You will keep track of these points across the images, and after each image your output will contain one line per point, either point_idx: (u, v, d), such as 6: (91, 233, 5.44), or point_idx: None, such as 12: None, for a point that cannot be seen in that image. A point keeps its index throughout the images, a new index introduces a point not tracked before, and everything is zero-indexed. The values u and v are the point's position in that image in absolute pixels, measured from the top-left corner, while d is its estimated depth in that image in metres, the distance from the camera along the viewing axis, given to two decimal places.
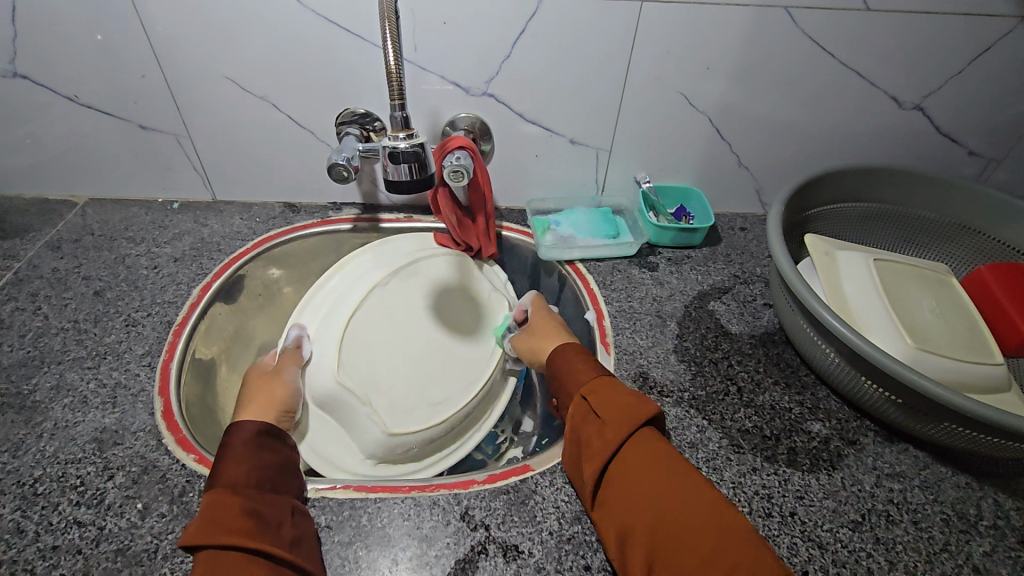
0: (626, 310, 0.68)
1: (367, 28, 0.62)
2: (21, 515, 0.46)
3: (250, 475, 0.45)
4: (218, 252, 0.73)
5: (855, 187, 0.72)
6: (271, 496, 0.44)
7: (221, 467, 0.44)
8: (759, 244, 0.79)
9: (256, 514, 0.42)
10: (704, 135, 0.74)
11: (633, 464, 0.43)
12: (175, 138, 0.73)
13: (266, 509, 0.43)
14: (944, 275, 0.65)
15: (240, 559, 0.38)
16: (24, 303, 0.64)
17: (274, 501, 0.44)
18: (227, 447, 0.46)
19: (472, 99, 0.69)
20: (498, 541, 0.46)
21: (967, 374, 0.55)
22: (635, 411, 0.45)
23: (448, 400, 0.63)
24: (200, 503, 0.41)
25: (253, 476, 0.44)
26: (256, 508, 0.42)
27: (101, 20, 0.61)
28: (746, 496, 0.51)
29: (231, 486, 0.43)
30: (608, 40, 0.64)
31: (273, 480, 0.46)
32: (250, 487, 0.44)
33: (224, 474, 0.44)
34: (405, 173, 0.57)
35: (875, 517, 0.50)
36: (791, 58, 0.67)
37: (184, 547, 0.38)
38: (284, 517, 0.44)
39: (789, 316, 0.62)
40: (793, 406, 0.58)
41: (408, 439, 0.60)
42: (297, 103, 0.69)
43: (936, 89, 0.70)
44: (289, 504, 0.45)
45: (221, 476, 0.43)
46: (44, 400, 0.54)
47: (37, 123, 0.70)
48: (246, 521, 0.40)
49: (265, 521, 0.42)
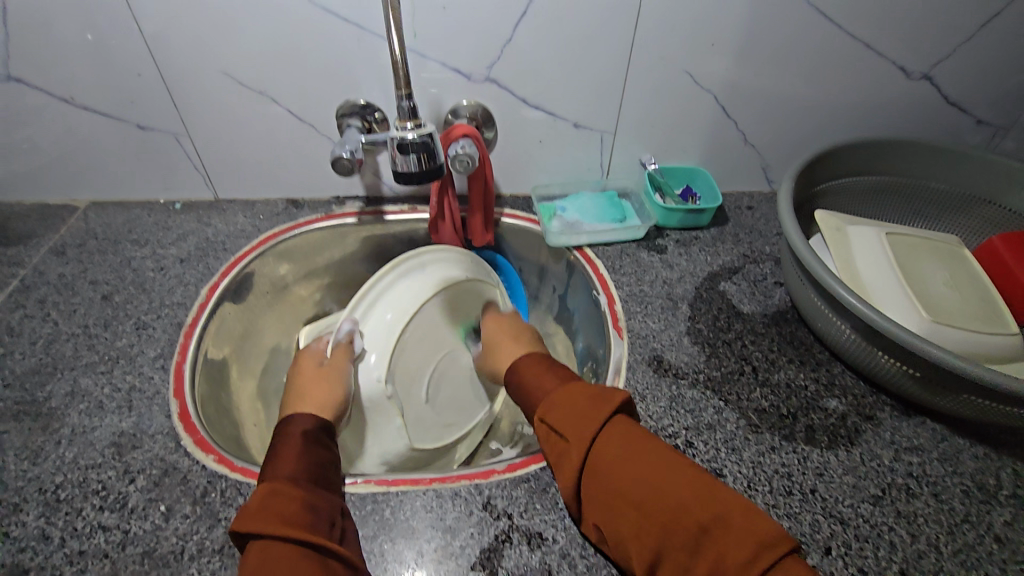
0: (636, 294, 0.68)
1: (366, 16, 0.61)
2: (46, 522, 0.46)
3: (300, 469, 0.45)
4: (223, 251, 0.72)
5: (865, 160, 0.71)
6: (322, 491, 0.44)
7: (272, 461, 0.45)
8: (768, 222, 0.79)
9: (311, 509, 0.42)
10: (710, 113, 0.73)
11: (606, 471, 0.40)
12: (174, 138, 0.72)
13: (320, 506, 0.43)
14: (955, 246, 0.65)
15: (296, 551, 0.38)
16: (32, 310, 0.64)
17: (322, 495, 0.44)
18: (279, 438, 0.48)
19: (474, 85, 0.68)
20: (522, 530, 0.47)
21: (982, 345, 0.55)
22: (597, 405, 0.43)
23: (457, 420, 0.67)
24: (255, 493, 0.42)
25: (305, 468, 0.45)
26: (305, 500, 0.42)
27: (95, 19, 0.60)
28: (766, 475, 0.51)
29: (284, 477, 0.43)
30: (611, 19, 0.63)
31: (322, 475, 0.46)
32: (303, 481, 0.44)
33: (272, 467, 0.45)
34: (414, 163, 0.56)
35: (896, 491, 0.50)
36: (797, 30, 0.66)
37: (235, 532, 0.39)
38: (334, 517, 0.43)
39: (801, 293, 0.61)
40: (809, 384, 0.58)
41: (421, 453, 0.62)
42: (296, 97, 0.68)
43: (944, 58, 0.69)
44: (337, 504, 0.45)
45: (274, 468, 0.45)
46: (60, 407, 0.54)
47: (34, 126, 0.69)
48: (302, 516, 0.41)
49: (319, 517, 0.42)
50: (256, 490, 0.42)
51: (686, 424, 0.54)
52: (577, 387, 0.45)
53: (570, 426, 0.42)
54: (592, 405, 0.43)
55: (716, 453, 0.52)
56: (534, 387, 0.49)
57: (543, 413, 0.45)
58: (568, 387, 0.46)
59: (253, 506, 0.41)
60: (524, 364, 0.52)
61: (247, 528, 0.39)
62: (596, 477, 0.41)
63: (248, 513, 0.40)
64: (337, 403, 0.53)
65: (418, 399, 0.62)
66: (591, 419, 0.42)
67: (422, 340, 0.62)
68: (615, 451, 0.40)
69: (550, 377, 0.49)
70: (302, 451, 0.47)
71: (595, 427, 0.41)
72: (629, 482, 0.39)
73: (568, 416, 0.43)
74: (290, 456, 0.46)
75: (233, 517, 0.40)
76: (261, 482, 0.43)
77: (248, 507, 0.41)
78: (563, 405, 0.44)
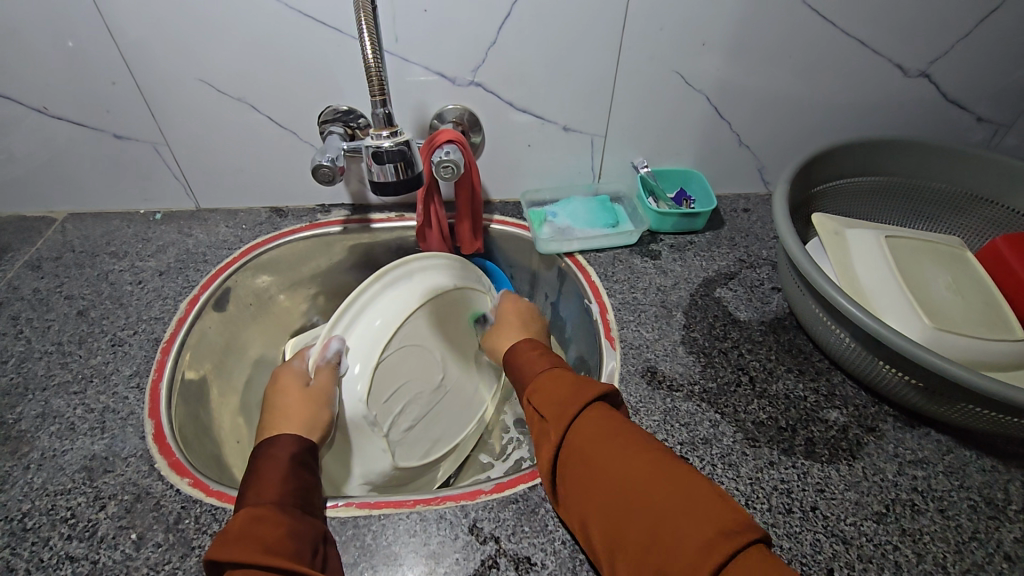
0: (629, 302, 0.66)
1: (344, 19, 0.59)
2: (11, 553, 0.44)
3: (284, 494, 0.43)
4: (204, 263, 0.70)
5: (863, 161, 0.69)
6: (305, 517, 0.43)
7: (253, 485, 0.43)
8: (764, 225, 0.77)
9: (294, 536, 0.40)
10: (703, 115, 0.71)
11: (578, 443, 0.41)
12: (152, 146, 0.70)
13: (303, 533, 0.41)
14: (957, 249, 0.62)
15: None
16: (5, 327, 0.62)
17: (306, 520, 0.42)
18: (260, 459, 0.46)
19: (459, 89, 0.66)
20: (509, 554, 0.45)
21: (987, 352, 0.53)
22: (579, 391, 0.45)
23: (445, 435, 0.65)
24: (235, 518, 0.40)
25: (289, 492, 0.44)
26: (289, 527, 0.40)
27: (65, 25, 0.58)
28: (765, 492, 0.49)
29: (268, 501, 0.42)
30: (598, 19, 0.61)
31: (304, 502, 0.44)
32: (287, 506, 0.42)
33: (253, 493, 0.43)
34: (391, 173, 0.55)
35: (901, 508, 0.48)
36: (790, 28, 0.64)
37: (212, 560, 0.37)
38: (317, 545, 0.41)
39: (799, 299, 0.59)
40: (808, 395, 0.56)
41: (407, 470, 0.60)
42: (276, 103, 0.66)
43: (942, 54, 0.67)
44: (320, 532, 0.43)
45: (256, 492, 0.43)
46: (29, 429, 0.52)
47: (6, 137, 0.67)
48: (286, 543, 0.39)
49: (302, 545, 0.40)
50: (236, 516, 0.40)
51: (681, 438, 0.52)
52: (559, 373, 0.48)
53: (553, 408, 0.44)
54: (579, 386, 0.45)
55: (712, 469, 0.50)
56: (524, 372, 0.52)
57: (527, 396, 0.48)
58: (551, 372, 0.49)
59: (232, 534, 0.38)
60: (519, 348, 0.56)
61: (228, 557, 0.37)
62: (568, 458, 0.42)
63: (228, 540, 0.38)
64: (322, 423, 0.51)
65: (404, 417, 0.60)
66: (575, 396, 0.44)
67: (409, 352, 0.60)
68: (591, 423, 0.42)
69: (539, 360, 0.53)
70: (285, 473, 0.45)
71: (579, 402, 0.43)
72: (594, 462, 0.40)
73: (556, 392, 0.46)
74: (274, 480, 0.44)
75: (211, 545, 0.37)
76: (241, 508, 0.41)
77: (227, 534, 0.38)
78: (546, 386, 0.47)
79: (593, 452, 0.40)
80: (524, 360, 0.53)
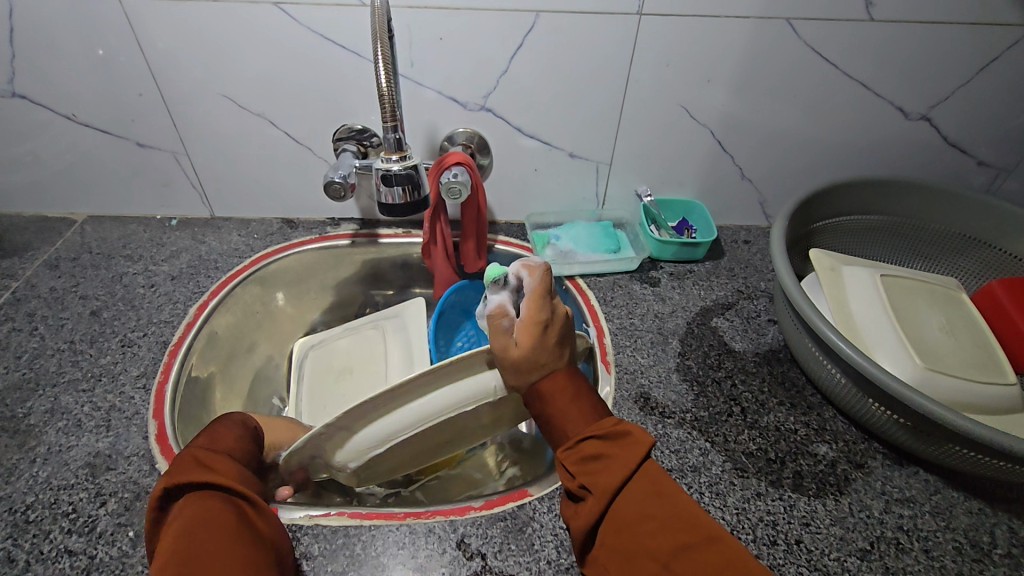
0: (626, 328, 0.67)
1: (363, 44, 0.61)
2: (13, 544, 0.45)
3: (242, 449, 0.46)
4: (215, 269, 0.72)
5: (862, 200, 0.70)
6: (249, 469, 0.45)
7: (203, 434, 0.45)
8: (764, 257, 0.78)
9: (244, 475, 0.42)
10: (707, 147, 0.73)
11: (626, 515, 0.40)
12: (172, 155, 0.72)
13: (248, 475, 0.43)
14: (953, 291, 0.63)
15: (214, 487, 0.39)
16: (20, 323, 0.64)
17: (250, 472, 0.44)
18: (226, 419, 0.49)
19: (470, 113, 0.68)
20: (495, 571, 0.45)
21: (976, 396, 0.53)
22: (626, 455, 0.43)
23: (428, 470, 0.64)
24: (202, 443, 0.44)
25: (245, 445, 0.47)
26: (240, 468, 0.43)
27: (99, 38, 0.61)
28: (751, 523, 0.49)
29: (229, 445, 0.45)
30: (606, 53, 0.63)
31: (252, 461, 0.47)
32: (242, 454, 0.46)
33: (211, 442, 0.44)
34: (398, 195, 0.57)
35: (885, 546, 0.48)
36: (792, 69, 0.66)
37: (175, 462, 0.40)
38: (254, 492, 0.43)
39: (793, 333, 0.60)
40: (799, 428, 0.57)
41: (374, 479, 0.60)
42: (294, 120, 0.68)
43: (942, 99, 0.68)
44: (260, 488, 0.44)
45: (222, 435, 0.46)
46: (38, 424, 0.54)
47: (35, 141, 0.70)
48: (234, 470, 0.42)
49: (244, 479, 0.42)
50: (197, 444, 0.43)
51: (670, 465, 0.53)
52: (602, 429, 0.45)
53: (598, 476, 0.42)
54: (623, 450, 0.43)
55: (699, 498, 0.51)
56: (562, 423, 0.47)
57: (567, 456, 0.45)
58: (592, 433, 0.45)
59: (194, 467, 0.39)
60: (550, 388, 0.49)
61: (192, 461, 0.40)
62: (613, 531, 0.40)
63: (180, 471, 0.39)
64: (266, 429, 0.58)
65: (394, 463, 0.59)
66: (622, 463, 0.42)
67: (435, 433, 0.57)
68: (640, 492, 0.41)
69: (577, 413, 0.47)
70: (244, 439, 0.47)
71: (623, 470, 0.41)
72: (654, 536, 0.38)
73: (603, 454, 0.43)
74: (232, 434, 0.47)
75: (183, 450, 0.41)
76: (196, 447, 0.42)
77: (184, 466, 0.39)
78: (587, 450, 0.44)
79: (642, 527, 0.39)
80: (559, 410, 0.48)
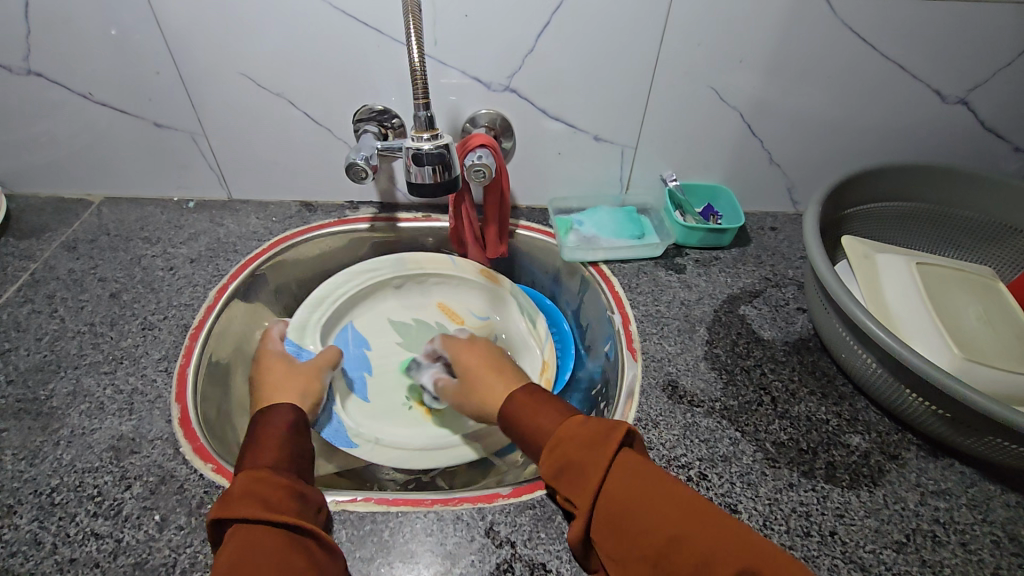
0: (653, 315, 0.66)
1: (387, 21, 0.60)
2: (39, 526, 0.45)
3: (280, 457, 0.46)
4: (234, 252, 0.71)
5: (894, 186, 0.69)
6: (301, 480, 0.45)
7: (251, 450, 0.46)
8: (791, 245, 0.76)
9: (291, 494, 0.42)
10: (736, 131, 0.71)
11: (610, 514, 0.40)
12: (190, 137, 0.71)
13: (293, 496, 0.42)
14: (990, 280, 0.62)
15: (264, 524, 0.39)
16: (40, 305, 0.63)
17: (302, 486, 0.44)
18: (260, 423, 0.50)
19: (493, 94, 0.67)
20: (524, 559, 0.45)
21: (1015, 387, 0.52)
22: (598, 452, 0.42)
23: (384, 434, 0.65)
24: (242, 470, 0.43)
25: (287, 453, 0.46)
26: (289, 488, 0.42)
27: (117, 15, 0.59)
28: (783, 514, 0.48)
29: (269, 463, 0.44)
30: (636, 32, 0.61)
31: (299, 466, 0.46)
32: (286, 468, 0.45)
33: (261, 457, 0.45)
34: (428, 175, 0.55)
35: (921, 538, 0.47)
36: (828, 49, 0.64)
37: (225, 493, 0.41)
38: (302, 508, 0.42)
39: (825, 320, 0.59)
40: (830, 418, 0.56)
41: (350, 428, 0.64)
42: (314, 101, 0.67)
43: (982, 82, 0.66)
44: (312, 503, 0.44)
45: (257, 454, 0.45)
46: (61, 406, 0.53)
47: (51, 120, 0.69)
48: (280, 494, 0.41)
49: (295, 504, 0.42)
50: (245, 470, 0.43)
51: (700, 454, 0.52)
52: (577, 426, 0.44)
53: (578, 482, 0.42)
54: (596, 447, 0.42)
55: (730, 488, 0.50)
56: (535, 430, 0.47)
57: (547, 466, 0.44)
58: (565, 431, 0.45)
59: (255, 502, 0.40)
60: (518, 404, 0.49)
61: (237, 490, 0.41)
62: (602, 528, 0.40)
63: (239, 504, 0.39)
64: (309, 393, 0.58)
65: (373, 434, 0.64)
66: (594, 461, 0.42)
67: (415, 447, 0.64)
68: (622, 483, 0.40)
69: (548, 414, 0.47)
70: (288, 446, 0.47)
71: (599, 473, 0.41)
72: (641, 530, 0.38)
73: (574, 456, 0.42)
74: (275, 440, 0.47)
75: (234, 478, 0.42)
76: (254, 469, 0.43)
77: (243, 498, 0.40)
78: (563, 456, 0.43)
79: (635, 524, 0.38)
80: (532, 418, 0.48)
